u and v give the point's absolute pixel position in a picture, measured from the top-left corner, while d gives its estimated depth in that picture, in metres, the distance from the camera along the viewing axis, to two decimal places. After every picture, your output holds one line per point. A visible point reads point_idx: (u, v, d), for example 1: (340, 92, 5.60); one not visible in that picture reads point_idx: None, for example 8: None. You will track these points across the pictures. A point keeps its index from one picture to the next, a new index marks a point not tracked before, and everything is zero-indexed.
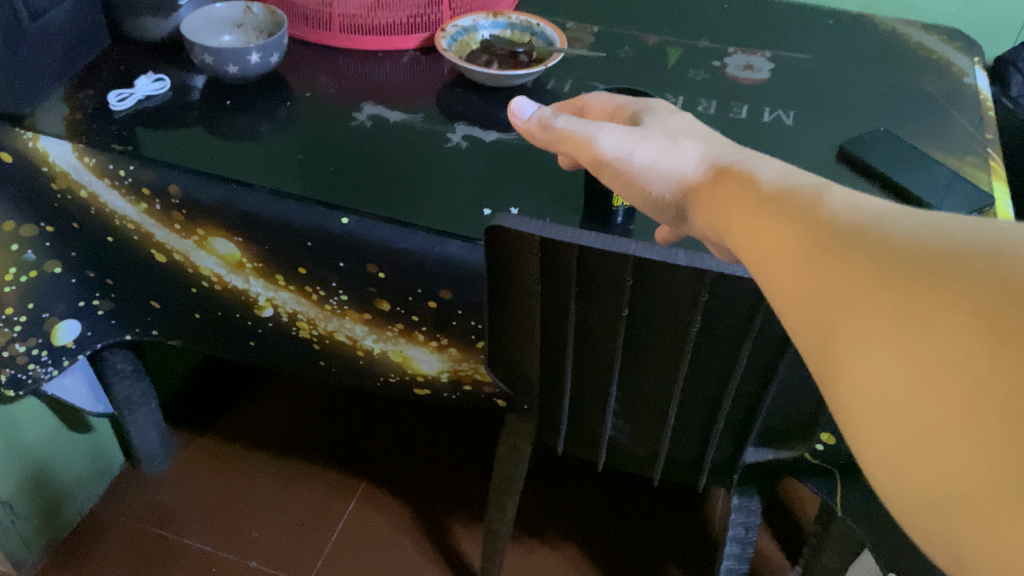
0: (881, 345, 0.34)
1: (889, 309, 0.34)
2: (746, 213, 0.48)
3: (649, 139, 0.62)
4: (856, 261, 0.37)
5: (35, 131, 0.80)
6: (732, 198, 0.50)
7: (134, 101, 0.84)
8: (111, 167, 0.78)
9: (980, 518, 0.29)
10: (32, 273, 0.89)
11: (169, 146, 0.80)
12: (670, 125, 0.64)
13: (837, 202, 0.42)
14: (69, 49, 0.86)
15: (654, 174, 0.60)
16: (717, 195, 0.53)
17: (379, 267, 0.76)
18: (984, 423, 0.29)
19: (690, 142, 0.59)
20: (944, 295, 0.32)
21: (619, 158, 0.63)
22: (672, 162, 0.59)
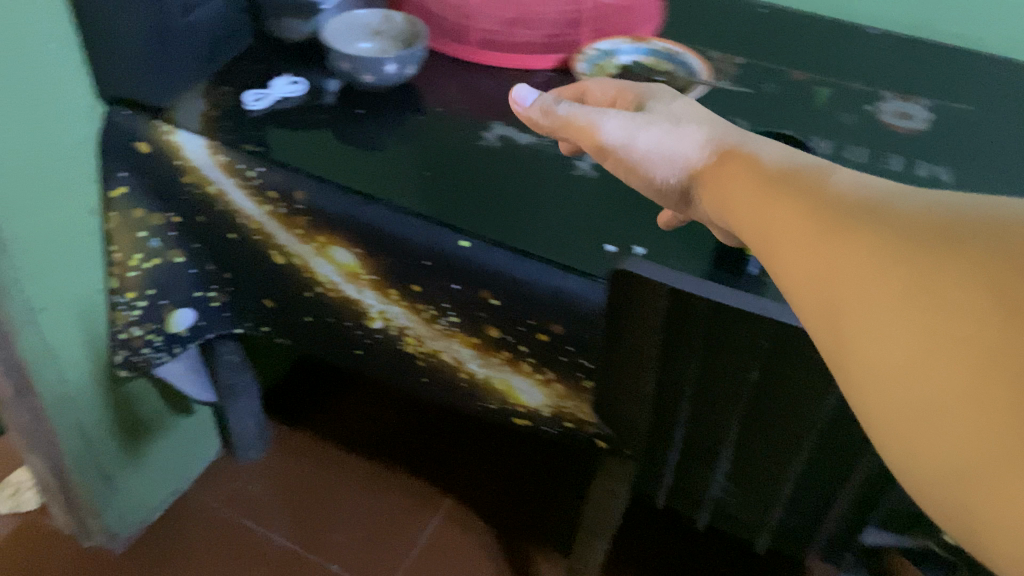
0: (892, 320, 0.33)
1: (899, 284, 0.33)
2: (749, 191, 0.47)
3: (655, 124, 0.58)
4: (866, 238, 0.36)
5: (172, 125, 0.81)
6: (736, 182, 0.49)
7: (269, 102, 0.85)
8: (241, 167, 0.79)
9: (985, 487, 0.28)
10: (156, 260, 0.91)
11: (298, 151, 0.79)
12: (673, 108, 0.60)
13: (846, 183, 0.42)
14: (214, 45, 0.86)
15: (660, 160, 0.57)
16: (722, 177, 0.52)
17: (492, 294, 0.74)
18: (997, 389, 0.28)
19: (695, 125, 0.57)
20: (957, 268, 0.31)
21: (627, 146, 0.59)
22: (679, 146, 0.56)
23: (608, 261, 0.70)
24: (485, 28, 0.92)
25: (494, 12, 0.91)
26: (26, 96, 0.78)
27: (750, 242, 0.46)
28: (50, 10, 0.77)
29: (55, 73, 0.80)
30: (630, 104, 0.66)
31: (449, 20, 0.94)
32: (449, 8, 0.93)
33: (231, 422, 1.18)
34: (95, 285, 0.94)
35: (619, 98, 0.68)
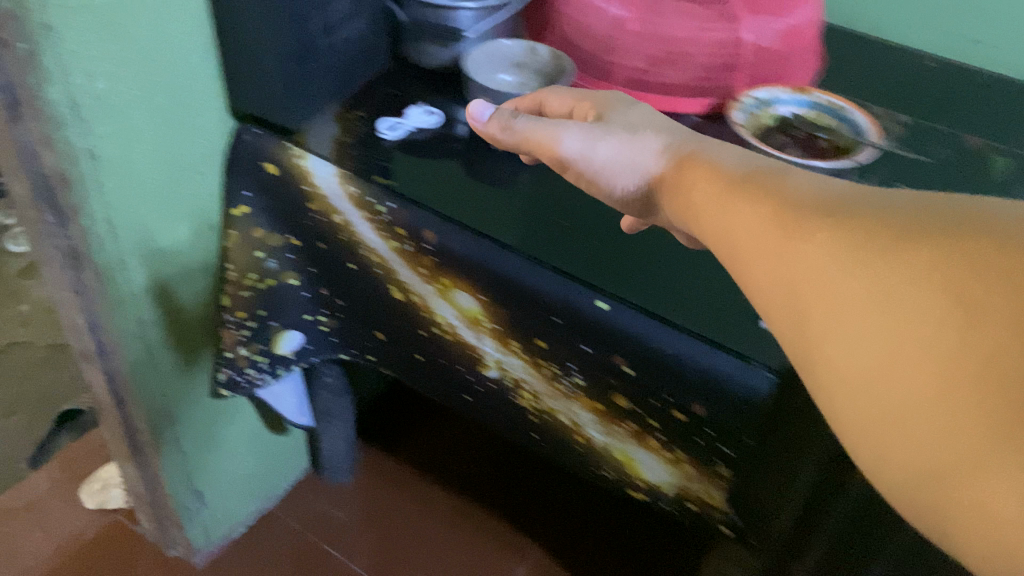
0: (859, 325, 0.33)
1: (867, 288, 0.33)
2: (710, 191, 0.46)
3: (612, 134, 0.57)
4: (829, 241, 0.36)
5: (304, 149, 0.78)
6: (696, 178, 0.48)
7: (400, 128, 0.80)
8: (370, 201, 0.75)
9: (954, 485, 0.28)
10: (270, 282, 0.89)
11: (428, 187, 0.75)
12: (627, 116, 0.59)
13: (804, 187, 0.42)
14: (353, 67, 0.83)
15: (619, 170, 0.56)
16: (682, 183, 0.51)
17: (626, 362, 0.67)
18: (981, 389, 0.28)
19: (650, 132, 0.56)
20: (926, 273, 0.32)
21: (586, 155, 0.58)
22: (636, 155, 0.55)
23: (781, 349, 0.61)
24: (625, 59, 0.86)
25: (630, 40, 0.85)
26: (160, 110, 0.75)
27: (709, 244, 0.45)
28: (193, 24, 0.74)
29: (191, 87, 0.77)
30: (589, 114, 0.64)
31: (589, 53, 0.88)
32: (588, 37, 0.88)
33: (322, 444, 1.13)
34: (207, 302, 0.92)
35: (577, 109, 0.64)
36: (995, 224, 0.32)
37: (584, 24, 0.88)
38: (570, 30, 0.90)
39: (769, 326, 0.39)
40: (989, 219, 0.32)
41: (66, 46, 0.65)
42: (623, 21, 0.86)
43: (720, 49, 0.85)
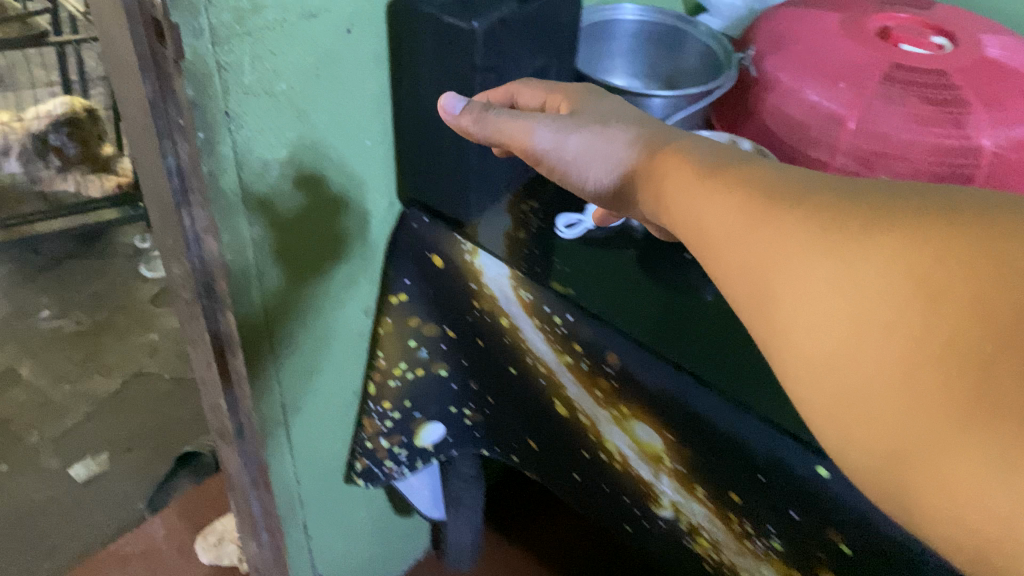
0: (824, 312, 0.33)
1: (833, 275, 0.33)
2: (691, 183, 0.45)
3: (581, 127, 0.56)
4: (798, 229, 0.36)
5: (476, 244, 0.71)
6: (669, 165, 0.48)
7: (579, 227, 0.73)
8: (547, 310, 0.67)
9: (915, 459, 0.28)
10: (419, 372, 0.82)
11: (612, 302, 0.67)
12: (597, 108, 0.57)
13: (778, 175, 0.41)
14: None
15: (589, 163, 0.55)
16: (651, 174, 0.50)
17: (845, 538, 0.55)
18: (947, 372, 0.28)
19: (619, 123, 0.55)
20: (886, 257, 0.32)
21: (562, 148, 0.56)
22: (607, 149, 0.54)
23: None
24: (834, 160, 0.78)
25: (842, 140, 0.77)
26: (329, 193, 0.70)
27: (688, 237, 0.45)
28: (372, 106, 0.69)
29: (362, 171, 0.72)
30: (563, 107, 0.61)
31: (792, 149, 0.80)
32: (793, 129, 0.80)
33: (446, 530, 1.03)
34: (351, 388, 0.87)
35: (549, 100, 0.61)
36: (956, 203, 0.32)
37: (790, 114, 0.79)
38: (768, 120, 0.81)
39: (737, 309, 0.39)
40: (954, 197, 0.32)
41: (240, 133, 0.61)
42: (838, 117, 0.76)
43: (947, 155, 0.74)
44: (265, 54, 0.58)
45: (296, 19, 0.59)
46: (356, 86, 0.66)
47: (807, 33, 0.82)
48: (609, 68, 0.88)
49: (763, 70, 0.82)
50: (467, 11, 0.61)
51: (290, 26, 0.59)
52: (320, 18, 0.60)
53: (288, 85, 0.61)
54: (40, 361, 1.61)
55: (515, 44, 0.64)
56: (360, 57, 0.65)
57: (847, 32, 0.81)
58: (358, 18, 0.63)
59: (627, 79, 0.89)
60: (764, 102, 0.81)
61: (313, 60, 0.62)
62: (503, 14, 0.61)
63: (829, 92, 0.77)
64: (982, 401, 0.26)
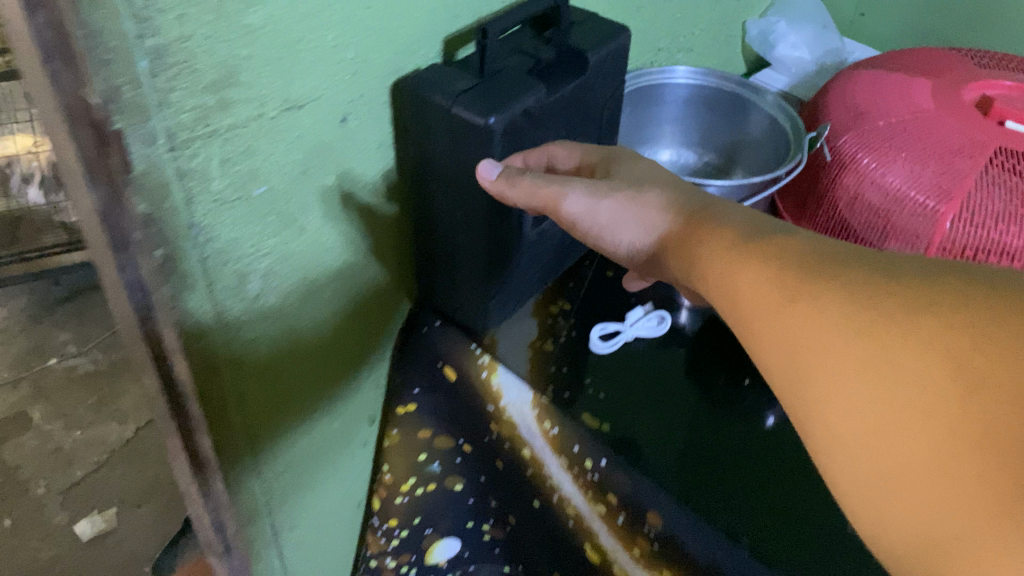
0: (845, 387, 0.32)
1: (852, 350, 0.32)
2: (715, 251, 0.43)
3: (614, 192, 0.49)
4: (823, 301, 0.35)
5: (495, 359, 0.61)
6: (701, 230, 0.45)
7: (618, 339, 0.62)
8: (576, 450, 0.56)
9: (949, 555, 0.26)
10: (430, 487, 0.71)
11: (653, 442, 0.56)
12: (633, 170, 0.51)
13: (808, 240, 0.39)
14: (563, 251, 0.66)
15: (621, 228, 0.49)
16: (685, 242, 0.46)
17: None
18: (969, 458, 0.26)
19: (654, 188, 0.49)
20: (903, 332, 0.30)
21: (594, 215, 0.50)
22: (641, 217, 0.48)
23: None
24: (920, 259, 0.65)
25: (931, 236, 0.64)
26: (327, 301, 0.60)
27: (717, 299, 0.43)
28: (376, 201, 0.59)
29: (365, 272, 0.61)
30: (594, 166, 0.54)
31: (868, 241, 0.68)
32: (872, 219, 0.67)
33: None
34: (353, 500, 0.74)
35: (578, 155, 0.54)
36: (989, 278, 0.30)
37: (868, 200, 0.67)
38: (843, 208, 0.69)
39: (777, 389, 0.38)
40: (1001, 275, 0.30)
41: (212, 247, 0.50)
42: (929, 208, 0.64)
43: None
44: (239, 154, 0.48)
45: (277, 113, 0.49)
46: (355, 180, 0.56)
47: (892, 104, 0.70)
48: (656, 137, 0.77)
49: (838, 147, 0.70)
50: (485, 101, 0.50)
51: (269, 120, 0.49)
52: (308, 110, 0.50)
53: (271, 187, 0.51)
54: (53, 404, 1.54)
55: (541, 135, 0.54)
56: (360, 147, 0.55)
57: (939, 106, 0.69)
58: (356, 104, 0.53)
59: (675, 151, 0.78)
60: (837, 183, 0.69)
61: (301, 156, 0.52)
62: (528, 103, 0.51)
63: (918, 178, 0.65)
64: (1013, 498, 0.25)
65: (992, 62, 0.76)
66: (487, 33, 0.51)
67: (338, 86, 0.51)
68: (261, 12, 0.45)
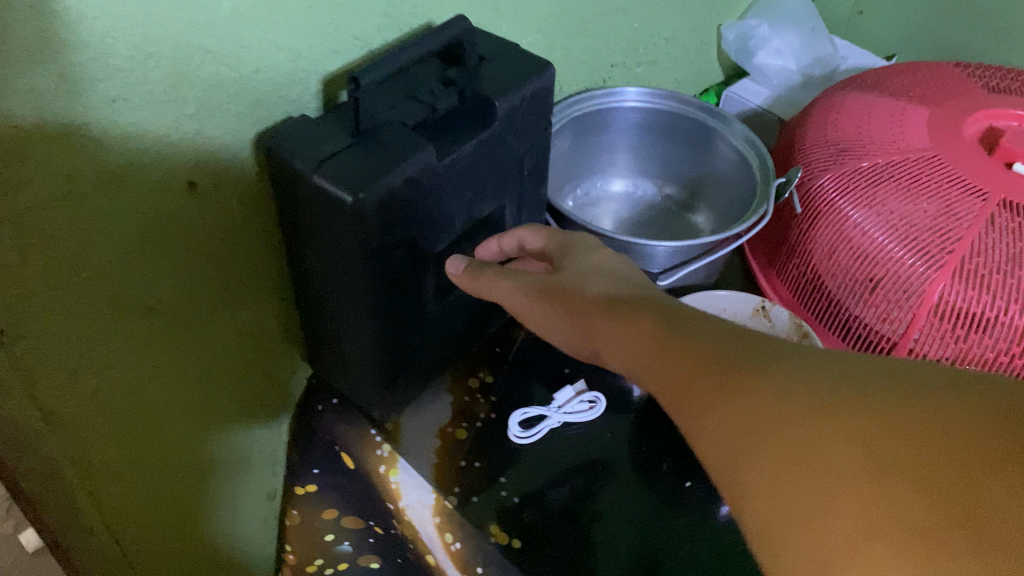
0: (744, 488, 0.27)
1: (754, 438, 0.27)
2: (623, 340, 0.36)
3: (562, 304, 0.40)
4: (729, 392, 0.29)
5: (392, 453, 0.52)
6: (629, 326, 0.36)
7: (539, 429, 0.53)
8: (477, 570, 0.48)
9: None
10: None
11: (568, 561, 0.47)
12: (587, 271, 0.41)
13: (713, 337, 0.32)
14: (486, 316, 0.56)
15: (571, 338, 0.41)
16: (612, 339, 0.37)
17: None
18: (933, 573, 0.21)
19: (599, 291, 0.40)
20: (816, 420, 0.26)
21: (545, 306, 0.41)
22: (582, 331, 0.39)
23: None
24: (905, 332, 0.54)
25: (917, 306, 0.53)
26: (191, 380, 0.51)
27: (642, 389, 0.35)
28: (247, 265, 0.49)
29: (239, 343, 0.52)
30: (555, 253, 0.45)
31: (846, 305, 0.58)
32: (851, 278, 0.57)
33: None
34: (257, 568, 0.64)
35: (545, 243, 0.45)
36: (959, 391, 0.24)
37: (846, 256, 0.57)
38: (820, 259, 0.59)
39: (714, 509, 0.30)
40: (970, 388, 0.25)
41: (26, 346, 0.40)
42: (916, 271, 0.53)
43: None
44: (48, 238, 0.38)
45: (93, 185, 0.39)
46: (214, 248, 0.46)
47: (879, 141, 0.59)
48: (607, 167, 0.67)
49: (814, 190, 0.60)
50: (354, 170, 0.40)
51: (87, 196, 0.39)
52: (138, 177, 0.41)
53: (98, 270, 0.42)
54: None
55: (439, 205, 0.44)
56: (217, 212, 0.45)
57: (937, 142, 0.58)
58: (205, 166, 0.43)
59: (630, 181, 0.68)
60: (813, 233, 0.59)
61: (135, 228, 0.42)
62: (410, 171, 0.41)
63: (905, 234, 0.54)
64: None
65: (1003, 84, 0.65)
66: (359, 84, 0.40)
67: (178, 148, 0.41)
68: (51, 71, 0.34)
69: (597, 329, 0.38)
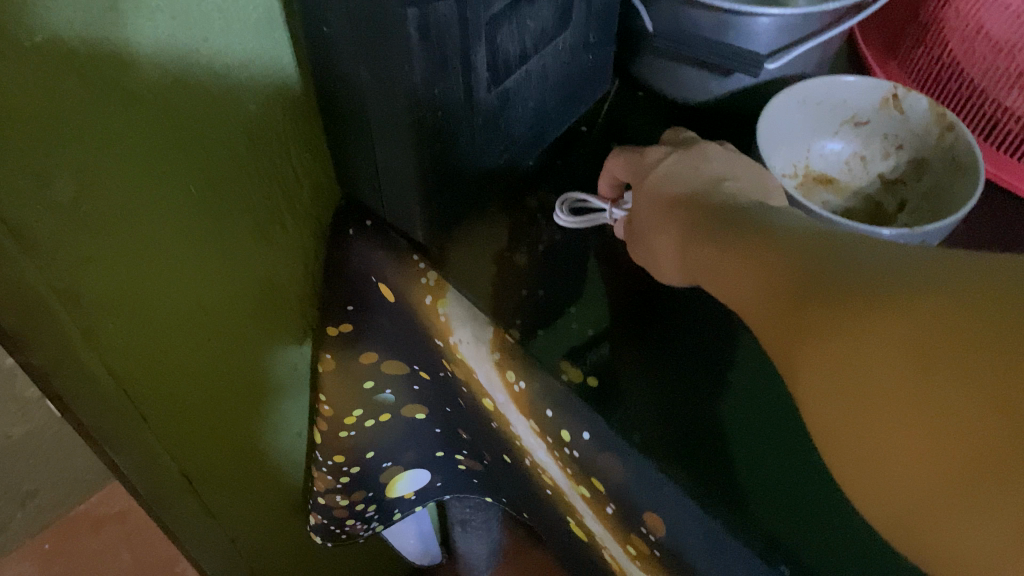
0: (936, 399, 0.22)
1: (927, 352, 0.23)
2: (689, 245, 0.36)
3: (704, 241, 0.35)
4: None
5: (441, 277, 0.44)
6: (779, 255, 0.31)
7: (592, 218, 0.45)
8: (548, 415, 0.40)
9: None
10: (383, 417, 0.56)
11: (656, 400, 0.38)
12: (737, 203, 0.37)
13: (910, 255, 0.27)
14: (549, 118, 0.46)
15: (705, 275, 0.36)
16: (762, 267, 0.32)
17: None
18: None
19: (753, 220, 0.35)
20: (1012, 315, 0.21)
21: (682, 239, 0.37)
22: (725, 273, 0.34)
23: None
24: None
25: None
26: (194, 195, 0.42)
27: (759, 310, 0.31)
28: (247, 36, 0.39)
29: (247, 148, 0.43)
30: (690, 167, 0.40)
31: (992, 96, 0.45)
32: (994, 61, 0.44)
33: (456, 533, 0.78)
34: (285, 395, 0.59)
35: (677, 159, 0.41)
36: None
37: (989, 31, 0.44)
38: (959, 39, 0.46)
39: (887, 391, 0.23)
40: None
41: None
42: None
43: None
44: None
45: None
46: (204, 17, 0.36)
47: None
48: None
49: None
50: None
51: None
52: None
53: (59, 41, 0.31)
54: None
55: None
56: None
57: None
58: None
59: None
60: (948, 7, 0.47)
61: None
62: None
63: None
64: None
65: None
66: None
67: None
68: None
69: (746, 262, 0.33)
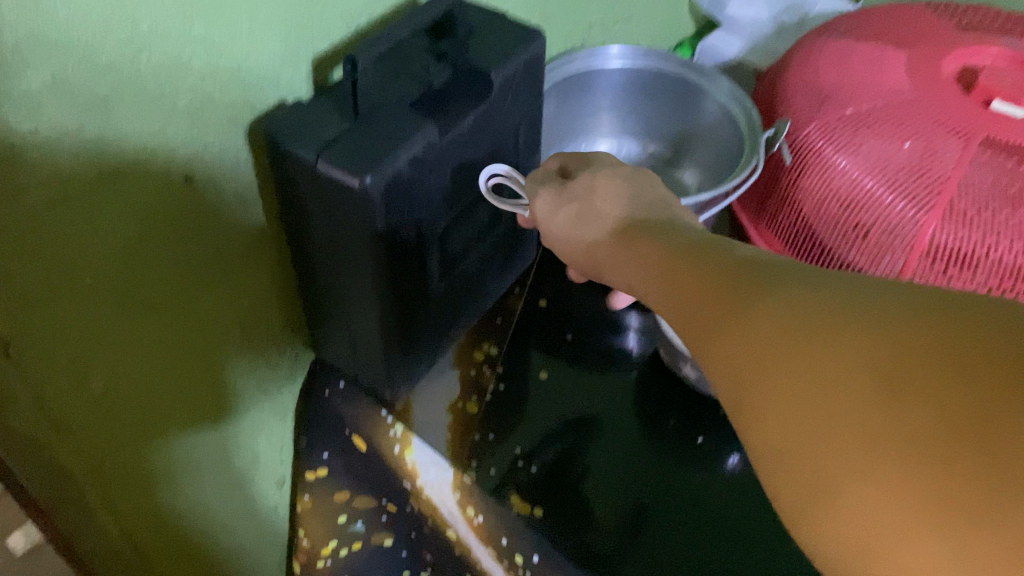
0: None
1: None
2: (631, 245, 0.36)
3: (647, 239, 0.36)
4: None
5: (407, 427, 0.53)
6: (723, 256, 0.31)
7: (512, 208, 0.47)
8: (503, 542, 0.48)
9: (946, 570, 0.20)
10: (355, 546, 0.60)
11: (586, 521, 0.47)
12: (682, 225, 0.36)
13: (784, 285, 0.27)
14: (487, 289, 0.56)
15: (631, 263, 0.36)
16: (698, 263, 0.32)
17: None
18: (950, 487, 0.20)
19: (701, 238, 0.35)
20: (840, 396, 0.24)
21: (623, 233, 0.37)
22: (657, 262, 0.34)
23: None
24: (898, 276, 0.55)
25: (909, 249, 0.54)
26: (197, 375, 0.50)
27: None
28: (249, 255, 0.48)
29: (243, 333, 0.52)
30: (637, 179, 0.40)
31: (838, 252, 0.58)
32: (841, 224, 0.57)
33: None
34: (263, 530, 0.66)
35: (628, 170, 0.41)
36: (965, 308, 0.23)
37: (834, 203, 0.57)
38: (809, 210, 0.59)
39: None
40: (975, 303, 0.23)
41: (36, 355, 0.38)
42: (906, 216, 0.54)
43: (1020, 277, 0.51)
44: (50, 245, 0.36)
45: (92, 192, 0.37)
46: (214, 244, 0.45)
47: (859, 87, 0.59)
48: (590, 129, 0.66)
49: (801, 140, 0.59)
50: (359, 152, 0.39)
51: (87, 208, 0.37)
52: (135, 175, 0.38)
53: (104, 280, 0.40)
54: None
55: (439, 181, 0.43)
56: (217, 212, 0.44)
57: (917, 82, 0.59)
58: (201, 159, 0.41)
59: (614, 141, 0.67)
60: (800, 186, 0.59)
61: (135, 228, 0.40)
62: (415, 149, 0.40)
63: (891, 179, 0.55)
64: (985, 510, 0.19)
65: (974, 21, 0.65)
66: (355, 65, 0.40)
67: (173, 148, 0.39)
68: (42, 73, 0.32)
69: (689, 255, 0.33)
